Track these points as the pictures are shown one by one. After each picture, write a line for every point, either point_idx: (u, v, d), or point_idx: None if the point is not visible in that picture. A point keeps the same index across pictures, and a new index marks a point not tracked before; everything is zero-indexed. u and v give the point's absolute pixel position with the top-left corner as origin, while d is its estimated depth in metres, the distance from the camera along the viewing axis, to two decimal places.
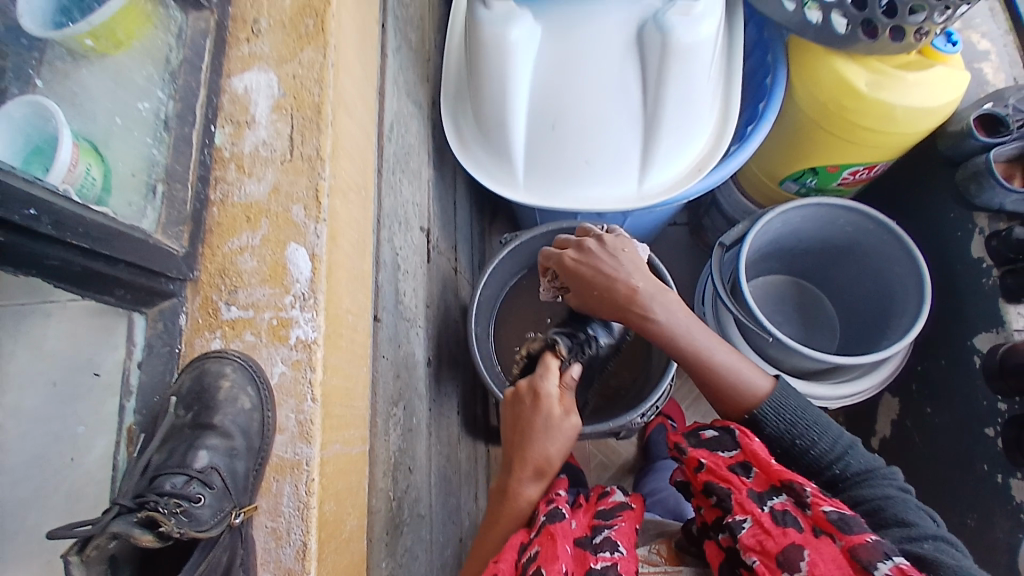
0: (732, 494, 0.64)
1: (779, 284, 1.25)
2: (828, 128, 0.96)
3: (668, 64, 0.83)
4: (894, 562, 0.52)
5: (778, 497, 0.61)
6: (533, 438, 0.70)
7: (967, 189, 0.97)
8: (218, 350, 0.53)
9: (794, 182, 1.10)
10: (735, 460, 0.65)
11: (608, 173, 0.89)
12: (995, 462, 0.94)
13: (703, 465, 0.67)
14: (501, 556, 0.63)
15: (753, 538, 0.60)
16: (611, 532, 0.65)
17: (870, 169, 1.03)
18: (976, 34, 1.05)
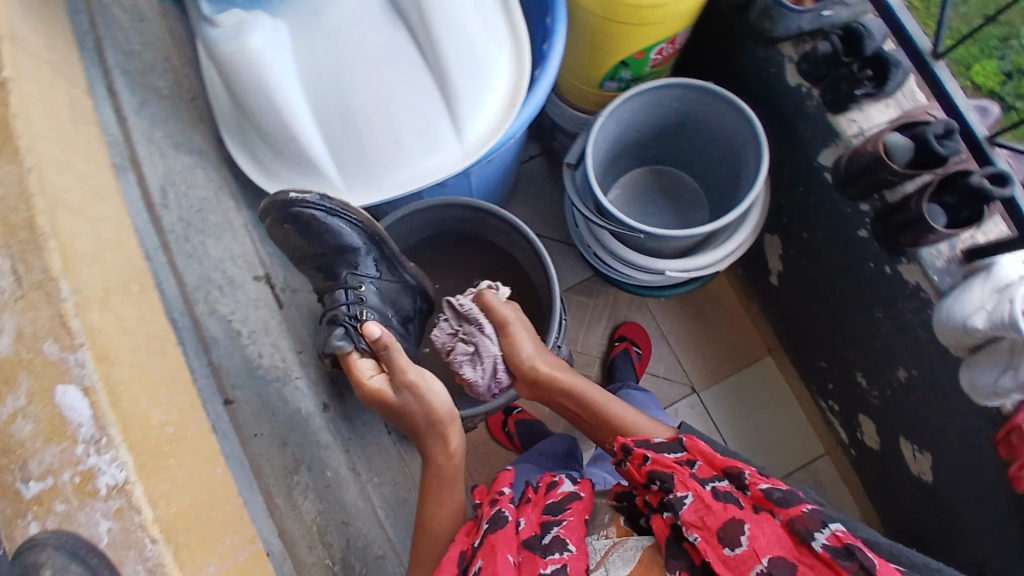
0: (676, 476, 0.71)
1: (639, 177, 1.27)
2: (619, 18, 0.94)
3: (429, 17, 0.77)
4: (830, 532, 0.61)
5: (719, 481, 0.69)
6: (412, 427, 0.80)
7: (764, 28, 0.98)
8: (31, 538, 0.46)
9: (612, 80, 1.09)
10: (681, 456, 0.74)
11: (425, 144, 0.83)
12: (878, 257, 1.00)
13: (649, 460, 0.75)
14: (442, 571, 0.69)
15: (695, 515, 0.66)
16: (560, 530, 0.71)
17: (672, 43, 1.03)
18: None
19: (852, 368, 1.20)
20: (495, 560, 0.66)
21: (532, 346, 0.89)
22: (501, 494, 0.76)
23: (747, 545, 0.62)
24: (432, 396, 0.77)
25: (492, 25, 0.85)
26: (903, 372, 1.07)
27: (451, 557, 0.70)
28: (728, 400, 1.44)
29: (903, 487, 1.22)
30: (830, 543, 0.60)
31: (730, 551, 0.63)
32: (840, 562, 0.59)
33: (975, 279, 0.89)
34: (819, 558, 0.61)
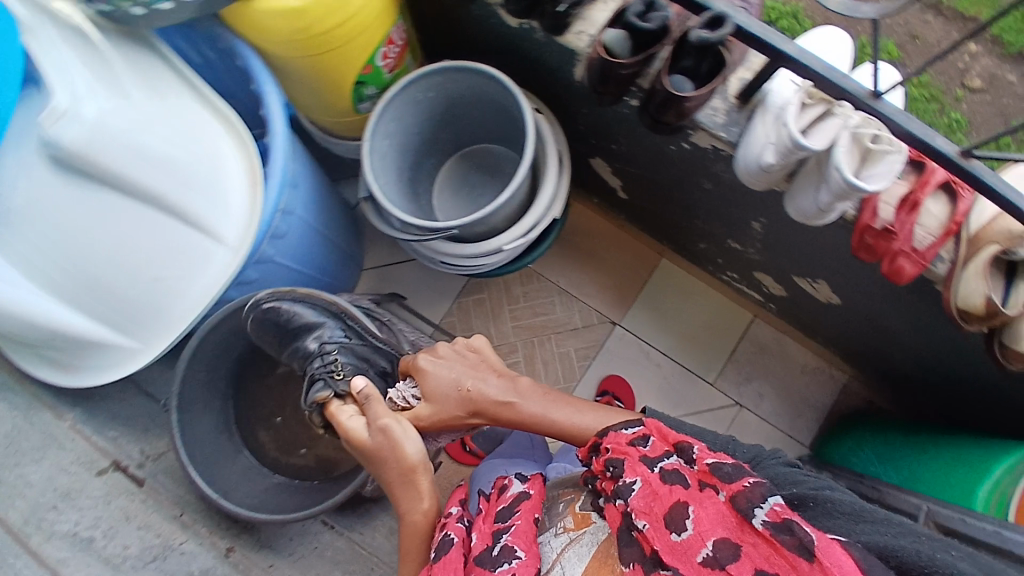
0: (626, 461, 0.71)
1: (452, 166, 1.27)
2: (320, 51, 0.93)
3: (104, 162, 0.74)
4: (769, 506, 0.61)
5: (668, 459, 0.70)
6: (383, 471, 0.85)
7: None
8: None
9: (364, 101, 1.07)
10: (635, 435, 0.74)
11: (189, 265, 0.84)
12: (673, 139, 1.00)
13: (608, 452, 0.75)
14: None
15: (643, 501, 0.68)
16: (508, 539, 0.76)
17: (390, 42, 1.02)
18: None
19: (722, 237, 1.21)
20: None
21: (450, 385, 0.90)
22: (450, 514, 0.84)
23: (692, 528, 0.63)
24: (407, 442, 0.84)
25: (192, 124, 0.84)
26: (755, 224, 1.08)
27: None
28: (649, 315, 1.46)
29: (823, 316, 1.24)
30: (768, 520, 0.60)
31: (676, 535, 0.64)
32: (778, 537, 0.59)
33: (758, 116, 0.89)
34: (761, 537, 0.60)
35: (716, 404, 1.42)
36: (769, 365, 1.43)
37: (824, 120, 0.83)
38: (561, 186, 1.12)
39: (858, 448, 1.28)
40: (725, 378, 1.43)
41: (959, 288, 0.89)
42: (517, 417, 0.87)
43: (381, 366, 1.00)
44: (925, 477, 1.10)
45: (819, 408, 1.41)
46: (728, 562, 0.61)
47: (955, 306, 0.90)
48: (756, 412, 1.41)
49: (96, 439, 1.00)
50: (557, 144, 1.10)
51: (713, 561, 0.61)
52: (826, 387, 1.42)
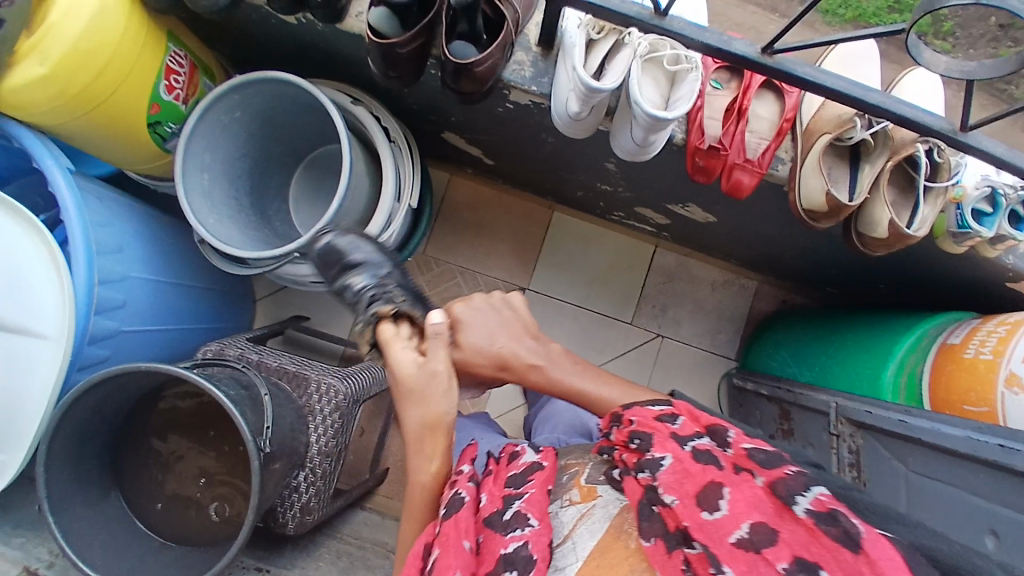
0: (653, 436, 0.58)
1: (300, 176, 1.22)
2: (91, 108, 0.86)
3: None
4: (814, 494, 0.47)
5: (699, 439, 0.56)
6: (405, 414, 0.74)
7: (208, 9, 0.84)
8: None
9: (171, 138, 1.01)
10: (663, 412, 0.61)
11: (20, 372, 0.82)
12: (496, 101, 0.94)
13: (632, 422, 0.61)
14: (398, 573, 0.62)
15: (672, 476, 0.54)
16: (520, 505, 0.62)
17: (172, 70, 0.95)
18: None
19: (590, 182, 1.18)
20: (451, 547, 0.58)
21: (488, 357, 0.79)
22: (460, 472, 0.69)
23: (727, 510, 0.50)
24: (451, 396, 0.74)
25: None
26: (608, 165, 1.04)
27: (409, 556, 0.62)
28: (554, 271, 1.43)
29: (713, 236, 1.21)
30: (815, 509, 0.46)
31: (708, 516, 0.50)
32: (820, 528, 0.46)
33: (561, 60, 0.83)
34: (802, 524, 0.47)
35: (639, 341, 1.41)
36: (680, 290, 1.43)
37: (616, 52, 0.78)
38: (404, 171, 1.06)
39: (777, 355, 1.28)
40: (643, 314, 1.42)
41: (802, 187, 0.84)
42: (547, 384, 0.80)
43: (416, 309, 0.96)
44: (833, 370, 1.11)
45: (738, 321, 1.42)
46: (764, 545, 0.47)
47: (802, 208, 0.86)
48: (677, 339, 1.42)
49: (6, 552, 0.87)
50: (385, 134, 1.05)
51: (749, 546, 0.48)
52: (741, 298, 1.43)
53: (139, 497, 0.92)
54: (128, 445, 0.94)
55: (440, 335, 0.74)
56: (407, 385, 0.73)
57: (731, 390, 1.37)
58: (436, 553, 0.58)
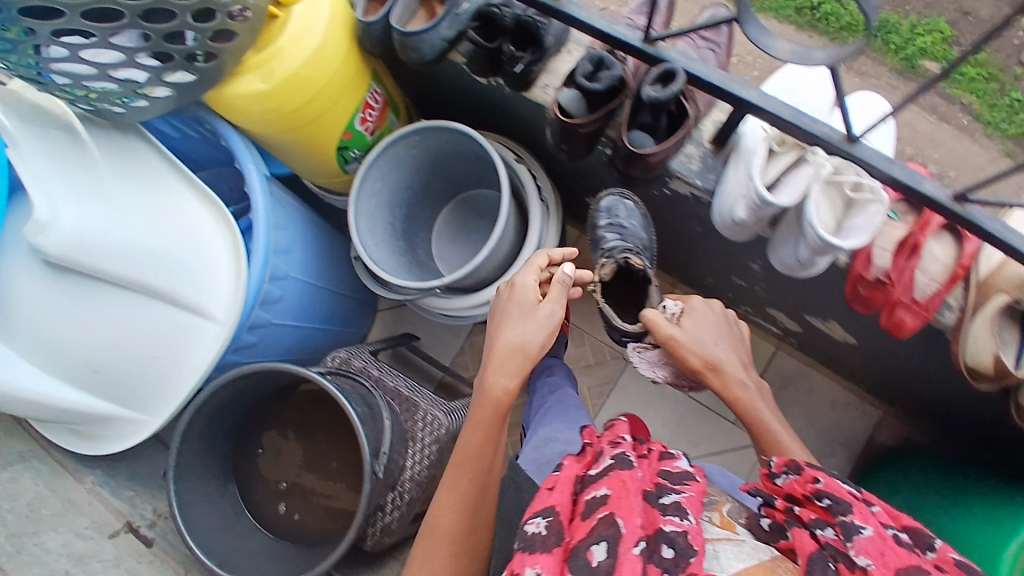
0: (852, 506, 0.64)
1: (450, 213, 1.30)
2: (292, 124, 0.97)
3: (93, 263, 0.79)
4: None
5: (898, 532, 0.62)
6: (506, 327, 0.83)
7: (415, 60, 0.94)
8: None
9: (352, 163, 1.12)
10: (860, 495, 0.67)
11: (178, 345, 0.89)
12: (655, 185, 0.96)
13: (819, 482, 0.68)
14: (557, 489, 0.71)
15: (873, 545, 0.59)
16: (679, 498, 0.67)
17: (368, 105, 1.05)
18: None
19: (725, 274, 1.17)
20: (625, 495, 0.65)
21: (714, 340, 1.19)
22: (621, 440, 0.79)
23: None
24: (551, 337, 0.83)
25: (171, 205, 0.92)
26: (753, 266, 1.02)
27: (567, 479, 0.73)
28: None
29: (843, 354, 1.15)
30: None
31: None
32: None
33: (734, 163, 0.84)
34: None
35: (738, 441, 1.36)
36: (794, 399, 1.36)
37: (796, 168, 0.78)
38: (547, 228, 1.11)
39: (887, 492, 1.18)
40: None
41: (966, 343, 0.80)
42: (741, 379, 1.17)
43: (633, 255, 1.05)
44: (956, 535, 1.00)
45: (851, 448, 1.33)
46: None
47: (963, 363, 0.81)
48: None
49: (116, 499, 0.96)
50: (540, 193, 1.10)
51: None
52: (857, 423, 1.34)
53: (245, 477, 1.01)
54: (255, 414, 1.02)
55: (565, 286, 0.85)
56: (518, 307, 0.84)
57: None
58: (611, 493, 0.65)
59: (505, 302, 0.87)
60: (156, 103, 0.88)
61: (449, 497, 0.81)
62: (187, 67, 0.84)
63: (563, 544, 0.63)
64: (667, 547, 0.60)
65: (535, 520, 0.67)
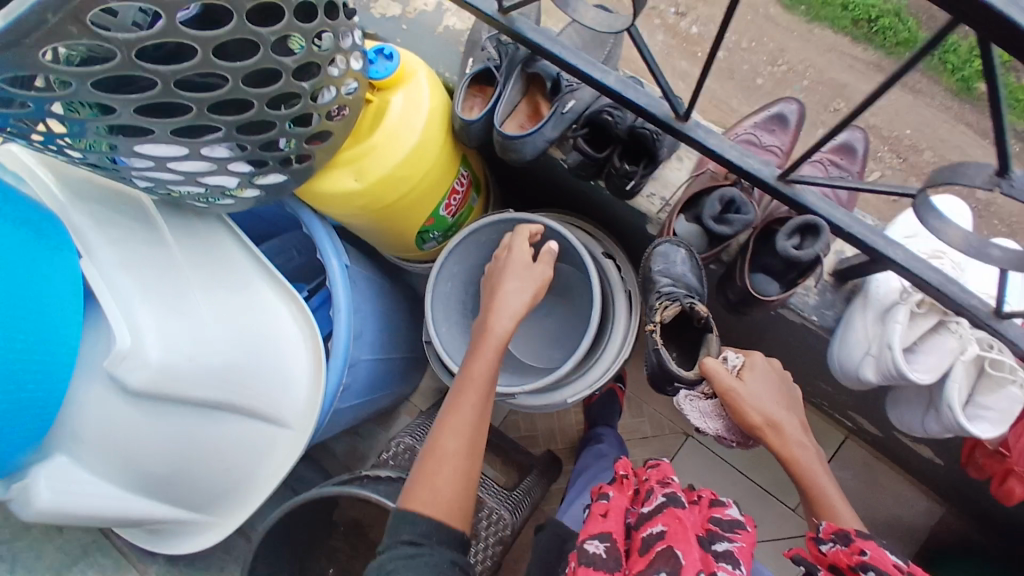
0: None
1: None
2: (379, 217, 0.92)
3: (179, 390, 0.73)
4: None
5: None
6: (506, 278, 0.89)
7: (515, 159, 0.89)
8: None
9: (430, 241, 1.07)
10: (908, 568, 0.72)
11: (254, 455, 0.86)
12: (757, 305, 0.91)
13: (865, 554, 0.74)
14: (610, 514, 0.92)
15: None
16: (732, 547, 0.86)
17: (453, 190, 1.00)
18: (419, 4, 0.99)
19: (804, 376, 1.13)
20: (675, 527, 0.85)
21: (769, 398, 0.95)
22: (671, 484, 0.95)
23: None
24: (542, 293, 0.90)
25: (250, 302, 0.87)
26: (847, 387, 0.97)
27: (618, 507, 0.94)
28: None
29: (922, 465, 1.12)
30: None
31: None
32: None
33: (860, 309, 0.80)
34: None
35: (793, 529, 1.34)
36: (854, 490, 1.33)
37: (934, 335, 0.73)
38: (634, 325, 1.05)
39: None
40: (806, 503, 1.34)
41: None
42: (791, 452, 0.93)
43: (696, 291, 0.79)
44: None
45: (911, 546, 1.30)
46: None
47: None
48: None
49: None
50: (625, 286, 1.05)
51: None
52: (918, 520, 1.31)
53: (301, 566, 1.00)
54: (319, 512, 0.98)
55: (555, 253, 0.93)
56: (514, 270, 0.89)
57: None
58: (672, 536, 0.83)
59: (503, 262, 0.92)
60: (244, 202, 0.81)
61: (450, 433, 0.79)
62: (281, 170, 0.78)
63: (622, 567, 0.83)
64: None
65: (593, 540, 0.86)
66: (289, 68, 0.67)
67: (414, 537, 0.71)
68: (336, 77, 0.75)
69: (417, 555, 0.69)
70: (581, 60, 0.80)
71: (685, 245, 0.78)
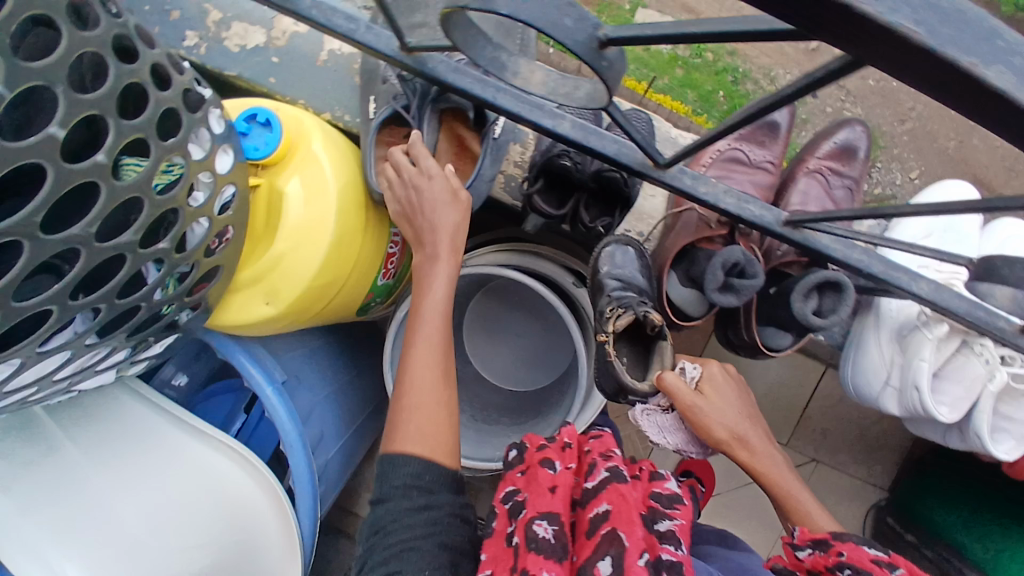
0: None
1: (482, 304, 1.13)
2: (312, 322, 0.74)
3: None
4: None
5: None
6: (423, 199, 0.68)
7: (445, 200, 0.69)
8: None
9: (375, 307, 0.90)
10: (881, 556, 0.63)
11: None
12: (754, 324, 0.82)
13: (842, 556, 0.66)
14: (547, 487, 0.62)
15: None
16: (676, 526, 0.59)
17: (388, 255, 0.81)
18: (284, 34, 0.79)
19: None
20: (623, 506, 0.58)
21: (736, 413, 0.82)
22: (610, 454, 0.68)
23: None
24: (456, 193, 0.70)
25: (186, 475, 0.75)
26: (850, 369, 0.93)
27: (549, 476, 0.63)
28: None
29: None
30: None
31: None
32: None
33: (869, 331, 0.72)
34: None
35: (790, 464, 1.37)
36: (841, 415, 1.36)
37: (957, 358, 0.67)
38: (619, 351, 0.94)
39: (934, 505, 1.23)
40: (799, 437, 1.38)
41: None
42: (757, 466, 0.83)
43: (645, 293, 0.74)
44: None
45: (896, 454, 1.38)
46: None
47: None
48: (831, 465, 1.39)
49: None
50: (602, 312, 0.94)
51: None
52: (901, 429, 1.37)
53: None
54: None
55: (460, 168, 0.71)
56: (436, 183, 0.68)
57: (879, 528, 1.36)
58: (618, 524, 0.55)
59: (405, 189, 0.68)
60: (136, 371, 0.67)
61: (427, 356, 0.70)
62: (165, 336, 0.62)
63: (570, 560, 0.55)
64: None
65: (538, 520, 0.57)
66: (132, 245, 0.48)
67: (397, 485, 0.62)
68: (201, 209, 0.56)
69: (416, 497, 0.61)
70: (522, 102, 0.62)
71: (632, 246, 0.76)
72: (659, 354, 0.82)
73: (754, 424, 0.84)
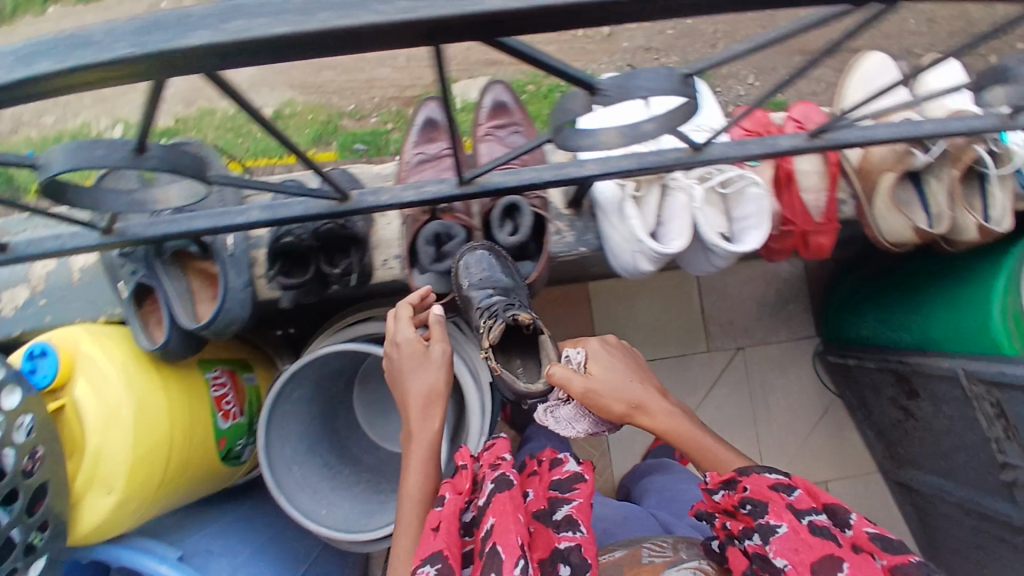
0: (770, 506, 0.65)
1: (365, 394, 1.14)
2: (167, 489, 0.80)
3: None
4: None
5: (814, 515, 0.64)
6: (409, 373, 0.81)
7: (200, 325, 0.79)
8: None
9: (243, 448, 0.95)
10: (779, 482, 0.67)
11: None
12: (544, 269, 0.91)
13: (746, 489, 0.69)
14: (439, 527, 0.67)
15: (789, 545, 0.62)
16: (571, 510, 0.72)
17: (220, 397, 0.90)
18: (42, 279, 0.89)
19: None
20: (506, 518, 0.64)
21: (630, 385, 0.84)
22: (501, 461, 0.76)
23: None
24: (447, 365, 0.83)
25: None
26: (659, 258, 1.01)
27: (452, 513, 0.70)
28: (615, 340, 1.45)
29: None
30: None
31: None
32: None
33: (602, 219, 0.82)
34: None
35: (722, 364, 1.42)
36: (733, 298, 1.44)
37: (666, 201, 0.76)
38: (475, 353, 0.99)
39: (852, 320, 1.32)
40: (715, 337, 1.43)
41: (880, 225, 0.83)
42: (663, 428, 0.83)
43: (506, 293, 0.77)
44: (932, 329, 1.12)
45: (803, 299, 1.45)
46: None
47: (885, 241, 0.84)
48: (756, 343, 1.44)
49: None
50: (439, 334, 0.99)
51: None
52: (788, 279, 1.45)
53: None
54: None
55: (443, 324, 0.83)
56: (413, 349, 0.81)
57: (829, 368, 1.41)
58: (495, 536, 0.62)
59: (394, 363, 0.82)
60: None
61: (406, 511, 0.77)
62: (33, 560, 0.66)
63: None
64: (563, 564, 0.65)
65: (424, 568, 0.62)
66: None
67: None
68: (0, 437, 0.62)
69: None
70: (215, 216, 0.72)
71: (486, 250, 0.79)
72: (545, 348, 0.81)
73: (648, 387, 0.86)
